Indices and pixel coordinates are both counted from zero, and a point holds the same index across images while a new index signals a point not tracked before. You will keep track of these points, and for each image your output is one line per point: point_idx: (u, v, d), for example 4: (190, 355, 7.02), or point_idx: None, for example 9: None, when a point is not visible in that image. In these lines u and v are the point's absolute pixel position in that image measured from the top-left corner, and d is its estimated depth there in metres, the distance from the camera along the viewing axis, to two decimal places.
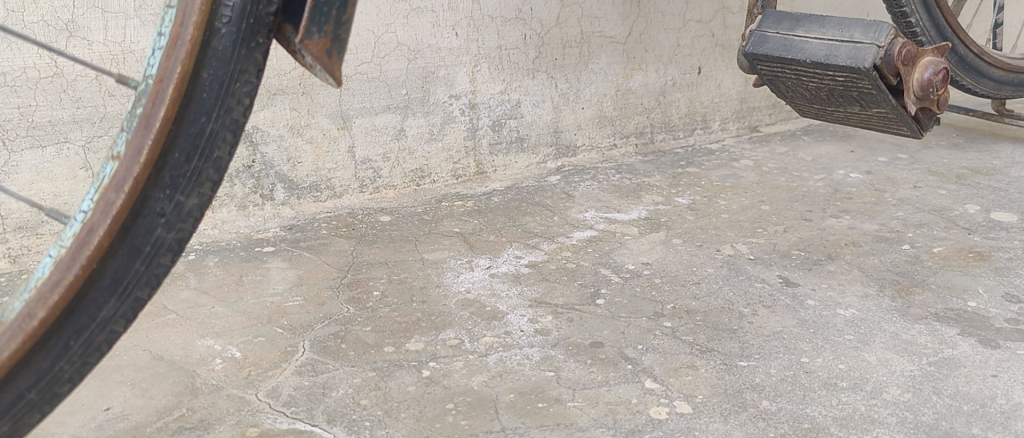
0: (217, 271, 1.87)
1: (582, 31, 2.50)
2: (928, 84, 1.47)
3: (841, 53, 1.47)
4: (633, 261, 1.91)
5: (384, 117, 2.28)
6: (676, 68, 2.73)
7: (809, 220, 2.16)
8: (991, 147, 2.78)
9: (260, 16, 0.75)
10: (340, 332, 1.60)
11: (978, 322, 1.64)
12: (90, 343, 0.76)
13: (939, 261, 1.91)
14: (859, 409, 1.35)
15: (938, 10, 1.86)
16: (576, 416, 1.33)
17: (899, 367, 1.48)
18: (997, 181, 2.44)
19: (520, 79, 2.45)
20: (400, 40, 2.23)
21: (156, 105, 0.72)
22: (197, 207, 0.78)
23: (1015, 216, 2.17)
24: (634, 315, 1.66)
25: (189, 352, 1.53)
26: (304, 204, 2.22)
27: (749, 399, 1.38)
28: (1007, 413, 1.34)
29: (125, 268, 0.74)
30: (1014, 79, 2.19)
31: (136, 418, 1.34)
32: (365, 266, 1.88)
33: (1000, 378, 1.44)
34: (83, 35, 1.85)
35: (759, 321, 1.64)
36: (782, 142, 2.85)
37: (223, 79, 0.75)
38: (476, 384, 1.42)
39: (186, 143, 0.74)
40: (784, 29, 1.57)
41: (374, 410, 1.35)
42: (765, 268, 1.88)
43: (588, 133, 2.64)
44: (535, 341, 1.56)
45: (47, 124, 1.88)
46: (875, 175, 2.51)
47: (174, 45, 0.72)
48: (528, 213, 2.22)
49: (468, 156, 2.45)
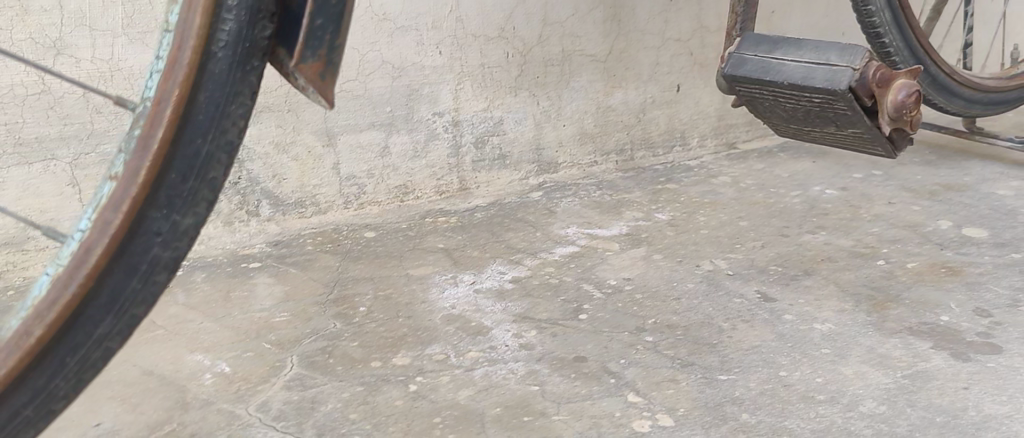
0: (204, 286, 1.88)
1: (564, 50, 2.55)
2: (902, 106, 1.50)
3: (817, 75, 1.51)
4: (615, 277, 1.95)
5: (368, 134, 2.31)
6: (656, 86, 2.78)
7: (786, 236, 2.21)
8: (961, 164, 2.85)
9: (256, 40, 0.78)
10: (327, 348, 1.61)
11: (950, 335, 1.69)
12: (86, 359, 0.78)
13: (912, 276, 1.97)
14: (836, 421, 1.39)
15: (909, 30, 1.93)
16: (560, 430, 1.36)
17: (875, 380, 1.52)
18: (968, 198, 2.51)
19: (502, 96, 2.49)
20: (384, 58, 2.25)
21: (154, 128, 0.74)
22: (192, 226, 0.80)
23: (984, 232, 2.24)
24: (616, 330, 1.69)
25: (178, 367, 1.55)
26: (288, 219, 2.24)
27: (730, 411, 1.42)
28: (978, 423, 1.39)
29: (122, 286, 0.77)
30: (982, 98, 2.25)
31: (126, 433, 1.35)
32: (351, 282, 1.90)
33: (971, 390, 1.48)
34: (71, 53, 1.87)
35: (738, 336, 1.68)
36: (759, 159, 2.91)
37: (219, 101, 0.77)
38: (463, 398, 1.45)
39: (182, 164, 0.77)
40: (762, 52, 1.63)
41: (362, 424, 1.37)
42: (743, 283, 1.93)
43: (569, 150, 2.68)
44: (519, 356, 1.59)
45: (35, 140, 1.88)
46: (850, 192, 2.57)
47: (172, 69, 0.74)
48: (511, 228, 2.25)
49: (451, 173, 2.48)
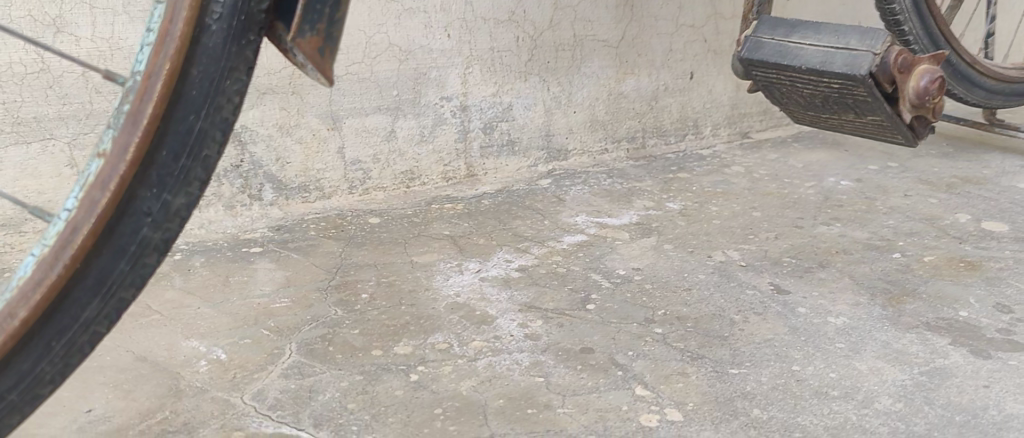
0: (204, 271, 1.84)
1: (575, 34, 2.49)
2: (925, 92, 1.45)
3: (837, 61, 1.46)
4: (624, 266, 1.90)
5: (374, 118, 2.26)
6: (668, 73, 2.72)
7: (800, 227, 2.16)
8: (981, 156, 2.78)
9: (252, 13, 0.73)
10: (327, 335, 1.58)
11: (969, 331, 1.63)
12: (72, 344, 0.74)
13: (930, 270, 1.91)
14: (851, 418, 1.34)
15: (930, 17, 1.87)
16: (565, 423, 1.32)
17: (891, 377, 1.47)
18: (988, 191, 2.45)
19: (511, 82, 2.44)
20: (391, 41, 2.21)
21: (144, 103, 0.69)
22: (184, 207, 0.76)
23: (1005, 226, 2.18)
24: (624, 321, 1.64)
25: (174, 353, 1.51)
26: (292, 204, 2.21)
27: (741, 407, 1.37)
28: (999, 423, 1.33)
29: (110, 268, 0.73)
30: (1005, 89, 2.19)
31: (118, 421, 1.32)
32: (354, 268, 1.86)
33: (992, 389, 1.43)
34: (70, 31, 1.83)
35: (750, 329, 1.63)
36: (773, 149, 2.86)
37: (213, 77, 0.73)
38: (465, 389, 1.41)
39: (174, 142, 0.72)
40: (779, 35, 1.57)
41: (361, 414, 1.34)
42: (756, 274, 1.88)
43: (579, 138, 2.63)
44: (524, 346, 1.55)
45: (33, 120, 1.85)
46: (866, 183, 2.51)
47: (163, 41, 0.69)
48: (518, 216, 2.21)
49: (458, 159, 2.43)
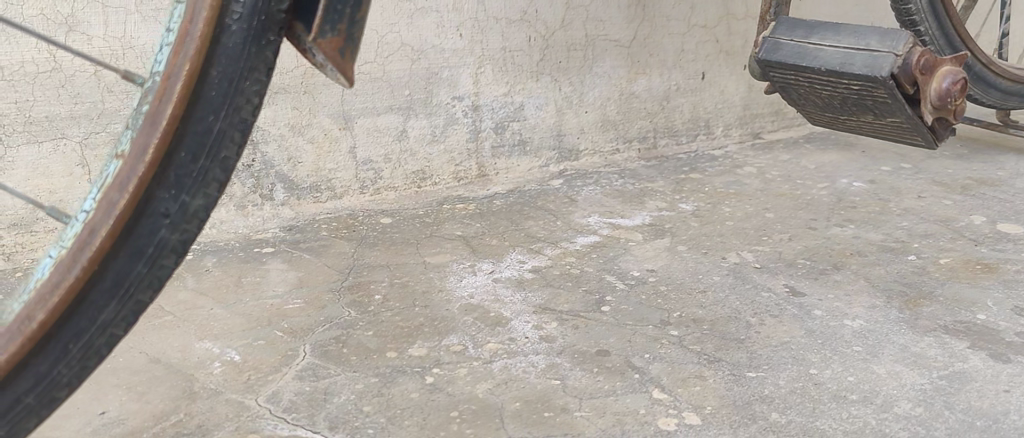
0: (216, 271, 1.84)
1: (587, 34, 2.48)
2: (946, 94, 1.43)
3: (856, 62, 1.44)
4: (638, 268, 1.89)
5: (386, 118, 2.25)
6: (680, 73, 2.71)
7: (814, 229, 2.15)
8: (994, 158, 2.76)
9: (272, 13, 0.72)
10: (341, 336, 1.57)
11: (988, 335, 1.62)
12: (89, 347, 0.73)
13: (946, 272, 1.89)
14: (871, 423, 1.33)
15: (947, 17, 1.85)
16: (582, 427, 1.31)
17: (910, 381, 1.45)
18: (1003, 192, 2.43)
19: (523, 81, 2.43)
20: (403, 41, 2.20)
21: (163, 103, 0.68)
22: (202, 208, 0.75)
23: (1021, 228, 2.16)
24: (640, 323, 1.63)
25: (187, 355, 1.50)
26: (303, 204, 2.20)
27: (759, 411, 1.36)
28: (1021, 429, 1.32)
29: (127, 270, 0.71)
30: (1021, 90, 2.17)
31: (132, 423, 1.31)
32: (366, 269, 1.85)
33: (1013, 393, 1.42)
34: (83, 30, 1.82)
35: (766, 331, 1.62)
36: (785, 150, 2.84)
37: (233, 77, 0.71)
38: (481, 392, 1.40)
39: (192, 142, 0.71)
40: (798, 36, 1.56)
41: (377, 417, 1.33)
42: (771, 276, 1.86)
43: (591, 138, 2.61)
44: (539, 349, 1.54)
45: (45, 119, 1.84)
46: (879, 184, 2.50)
47: (184, 42, 0.69)
48: (530, 216, 2.20)
49: (469, 159, 2.42)
